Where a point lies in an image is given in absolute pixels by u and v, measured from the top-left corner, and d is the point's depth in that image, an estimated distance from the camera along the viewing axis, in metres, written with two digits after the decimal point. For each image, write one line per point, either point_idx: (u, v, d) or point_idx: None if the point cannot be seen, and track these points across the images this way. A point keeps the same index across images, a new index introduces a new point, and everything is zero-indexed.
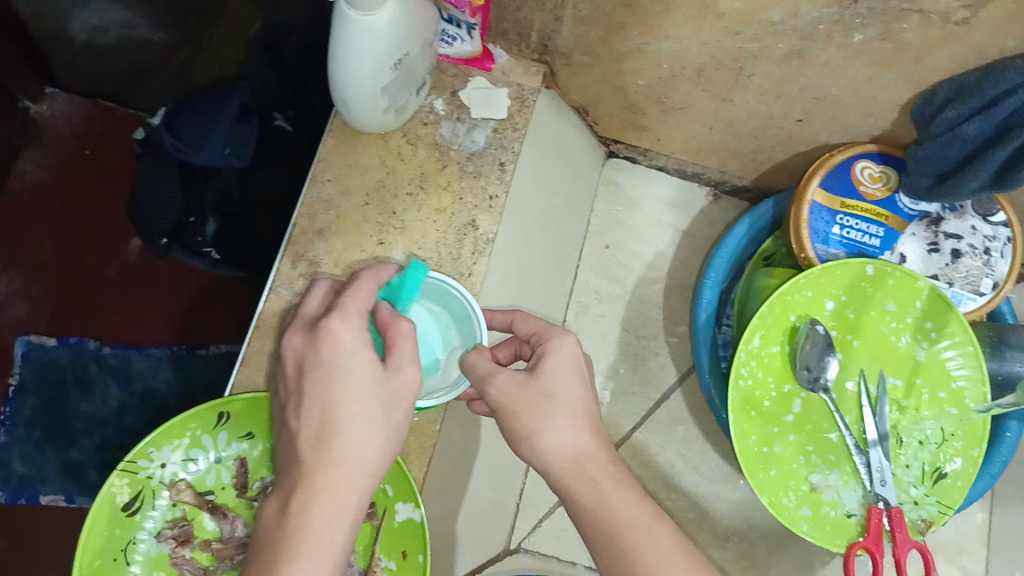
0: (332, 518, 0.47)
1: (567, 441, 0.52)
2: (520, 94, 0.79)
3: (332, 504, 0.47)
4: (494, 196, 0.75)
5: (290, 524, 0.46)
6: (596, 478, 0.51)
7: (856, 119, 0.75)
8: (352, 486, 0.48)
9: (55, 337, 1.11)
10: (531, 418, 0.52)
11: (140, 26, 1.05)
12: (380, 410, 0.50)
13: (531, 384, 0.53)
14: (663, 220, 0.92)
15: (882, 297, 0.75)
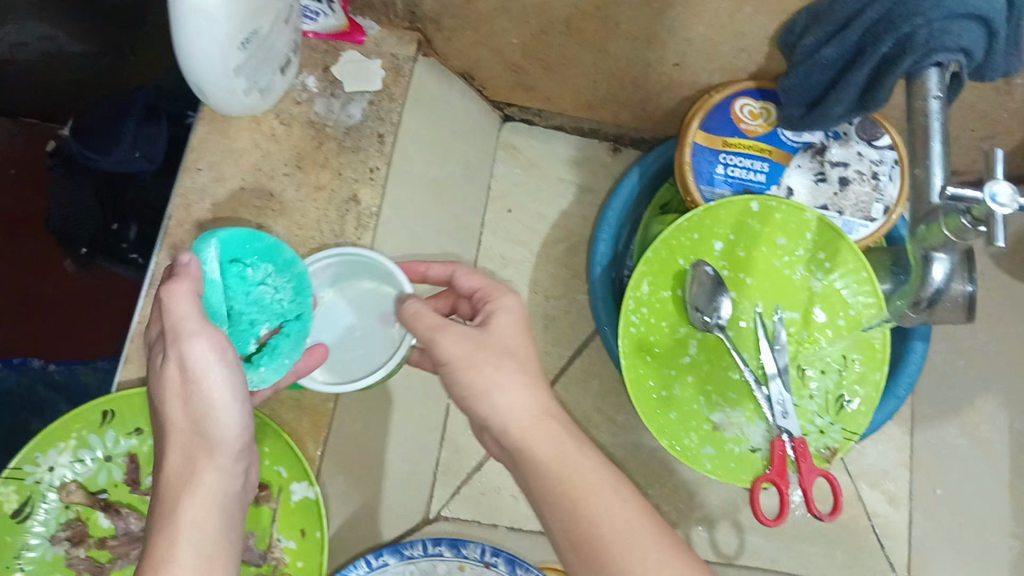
0: (175, 537, 0.47)
1: (519, 406, 0.52)
2: (394, 64, 0.77)
3: (178, 525, 0.48)
4: (375, 168, 0.75)
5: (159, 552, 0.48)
6: (557, 441, 0.51)
7: (729, 57, 0.74)
8: (191, 501, 0.49)
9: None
10: (490, 376, 0.52)
11: (58, 37, 0.91)
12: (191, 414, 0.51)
13: (483, 347, 0.53)
14: (565, 179, 0.92)
15: (771, 232, 0.75)
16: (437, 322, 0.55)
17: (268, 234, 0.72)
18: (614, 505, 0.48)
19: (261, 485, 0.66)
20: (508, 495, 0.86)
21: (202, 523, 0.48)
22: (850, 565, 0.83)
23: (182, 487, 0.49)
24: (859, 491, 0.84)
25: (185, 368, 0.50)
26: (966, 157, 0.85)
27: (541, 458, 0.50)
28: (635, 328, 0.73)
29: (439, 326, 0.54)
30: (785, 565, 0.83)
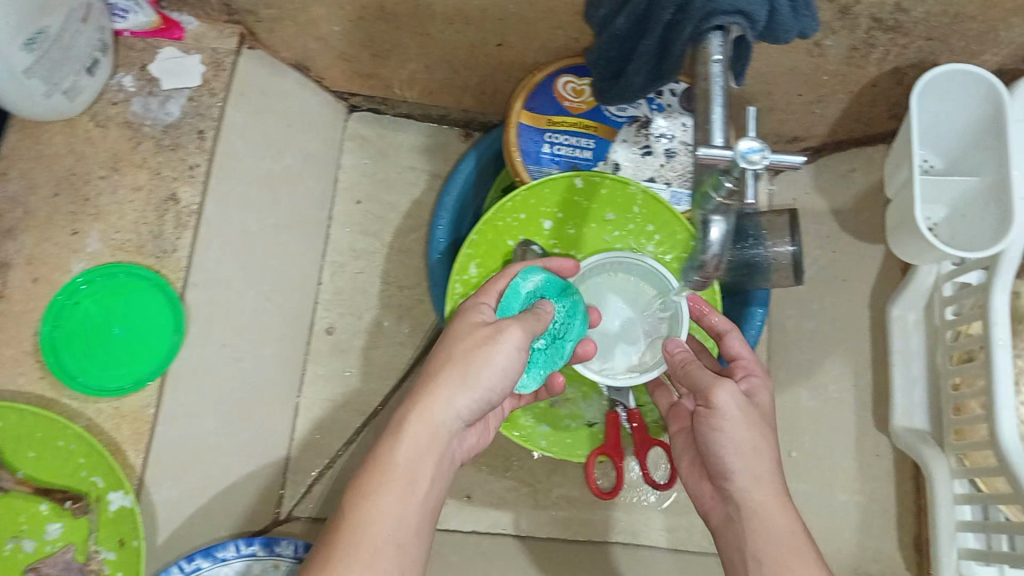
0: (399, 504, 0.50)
1: (761, 452, 0.57)
2: (214, 59, 0.76)
3: (391, 505, 0.50)
4: (195, 165, 0.74)
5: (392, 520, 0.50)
6: (771, 483, 0.56)
7: (549, 34, 0.73)
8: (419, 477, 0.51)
9: None
10: (751, 436, 0.57)
11: None
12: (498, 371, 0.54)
13: (748, 407, 0.58)
14: (417, 167, 0.90)
15: (599, 208, 0.76)
16: (707, 382, 0.60)
17: (83, 240, 0.71)
18: (781, 522, 0.54)
19: (76, 498, 0.65)
20: None
21: (384, 532, 0.49)
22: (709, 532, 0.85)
23: (430, 447, 0.52)
24: None
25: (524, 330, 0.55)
26: (803, 121, 0.85)
27: (765, 515, 0.54)
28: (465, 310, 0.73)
29: (716, 382, 0.59)
30: (647, 538, 0.84)
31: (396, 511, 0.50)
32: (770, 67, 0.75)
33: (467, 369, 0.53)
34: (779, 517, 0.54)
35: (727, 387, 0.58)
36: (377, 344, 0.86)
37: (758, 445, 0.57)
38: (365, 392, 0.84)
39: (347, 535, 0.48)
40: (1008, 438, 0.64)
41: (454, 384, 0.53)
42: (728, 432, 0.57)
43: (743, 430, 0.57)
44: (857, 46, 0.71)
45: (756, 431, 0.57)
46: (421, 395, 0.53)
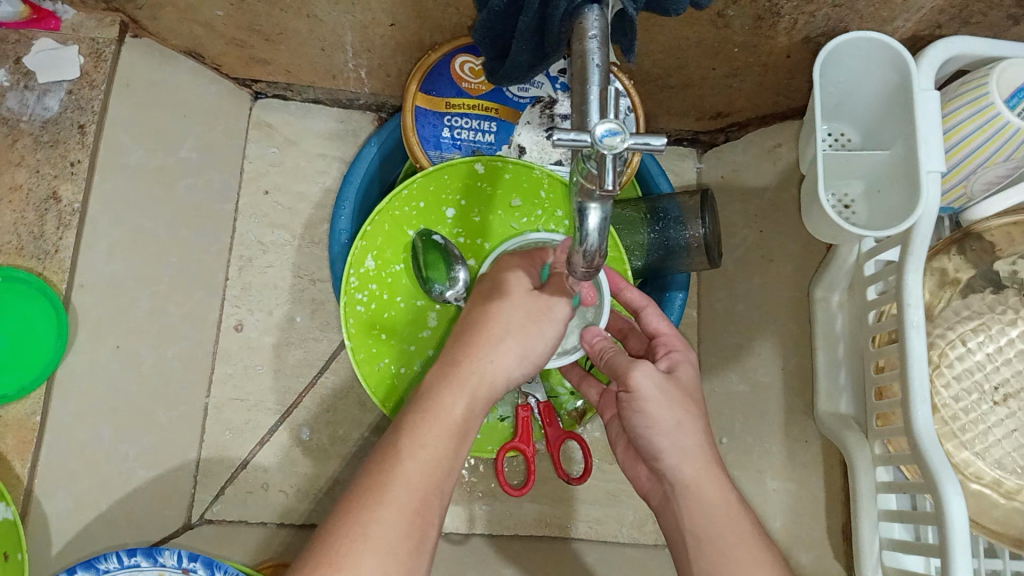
0: (417, 465, 0.47)
1: (687, 434, 0.53)
2: (94, 49, 0.73)
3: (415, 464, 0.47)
4: (75, 161, 0.71)
5: (408, 480, 0.47)
6: (703, 465, 0.53)
7: (439, 13, 0.70)
8: (448, 440, 0.49)
9: None
10: (676, 414, 0.54)
11: None
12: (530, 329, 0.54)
13: (672, 385, 0.55)
14: (327, 154, 0.87)
15: (503, 193, 0.72)
16: (624, 364, 0.57)
17: None
18: (716, 505, 0.51)
19: None
20: (277, 492, 0.78)
21: (422, 470, 0.47)
22: (641, 523, 0.82)
23: (462, 409, 0.50)
24: None
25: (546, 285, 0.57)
26: (722, 97, 0.82)
27: (699, 491, 0.52)
28: (362, 303, 0.69)
29: (632, 364, 0.56)
30: (574, 531, 0.82)
31: (437, 451, 0.48)
32: (675, 40, 0.72)
33: (513, 322, 0.54)
34: (717, 495, 0.51)
35: (645, 370, 0.55)
36: (289, 341, 0.82)
37: (683, 422, 0.54)
38: (277, 389, 0.81)
39: (387, 471, 0.47)
40: (920, 426, 0.56)
41: (496, 337, 0.53)
42: (651, 414, 0.54)
43: (667, 409, 0.54)
44: (763, 15, 0.66)
45: (678, 411, 0.54)
46: (470, 340, 0.54)
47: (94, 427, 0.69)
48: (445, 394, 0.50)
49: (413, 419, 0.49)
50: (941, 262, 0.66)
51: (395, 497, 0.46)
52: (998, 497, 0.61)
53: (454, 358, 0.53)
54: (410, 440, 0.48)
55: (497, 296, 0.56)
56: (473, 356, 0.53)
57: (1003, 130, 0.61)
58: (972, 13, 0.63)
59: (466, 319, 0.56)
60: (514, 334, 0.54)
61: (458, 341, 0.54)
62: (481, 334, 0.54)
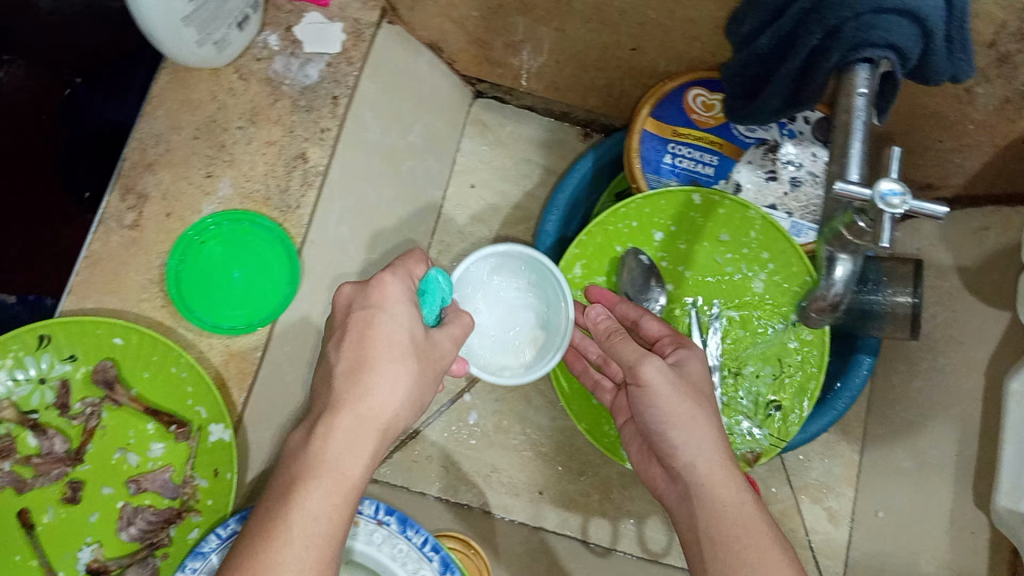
0: (292, 532, 0.46)
1: (707, 436, 0.54)
2: (356, 29, 0.78)
3: (303, 526, 0.47)
4: (326, 129, 0.76)
5: (291, 544, 0.46)
6: (717, 464, 0.53)
7: (685, 46, 0.73)
8: (335, 495, 0.48)
9: (15, 294, 0.93)
10: (691, 409, 0.55)
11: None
12: (392, 353, 0.51)
13: (685, 381, 0.57)
14: (532, 160, 0.92)
15: (713, 227, 0.74)
16: (633, 357, 0.59)
17: (215, 184, 0.74)
18: (732, 501, 0.51)
19: (181, 423, 0.70)
20: (440, 466, 0.85)
21: (313, 533, 0.47)
22: None
23: (337, 463, 0.49)
24: (801, 504, 0.89)
25: (380, 299, 0.53)
26: (937, 170, 0.82)
27: (712, 489, 0.52)
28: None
29: (642, 358, 0.58)
30: None
31: (326, 507, 0.48)
32: (910, 106, 0.73)
33: (395, 361, 0.51)
34: (736, 496, 0.52)
35: (655, 362, 0.57)
36: None
37: (697, 419, 0.55)
38: None
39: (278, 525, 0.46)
40: None
41: (389, 375, 0.51)
42: (664, 407, 0.56)
43: (681, 403, 0.55)
44: (1011, 100, 0.67)
45: (694, 405, 0.55)
46: (362, 378, 0.50)
47: (298, 370, 0.76)
48: (331, 444, 0.49)
49: (297, 472, 0.48)
50: None
51: (290, 563, 0.45)
52: None
53: (339, 403, 0.50)
54: (300, 500, 0.47)
55: (385, 324, 0.52)
56: (365, 398, 0.50)
57: None
58: None
59: (346, 342, 0.52)
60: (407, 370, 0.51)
61: (342, 377, 0.51)
62: (371, 375, 0.51)
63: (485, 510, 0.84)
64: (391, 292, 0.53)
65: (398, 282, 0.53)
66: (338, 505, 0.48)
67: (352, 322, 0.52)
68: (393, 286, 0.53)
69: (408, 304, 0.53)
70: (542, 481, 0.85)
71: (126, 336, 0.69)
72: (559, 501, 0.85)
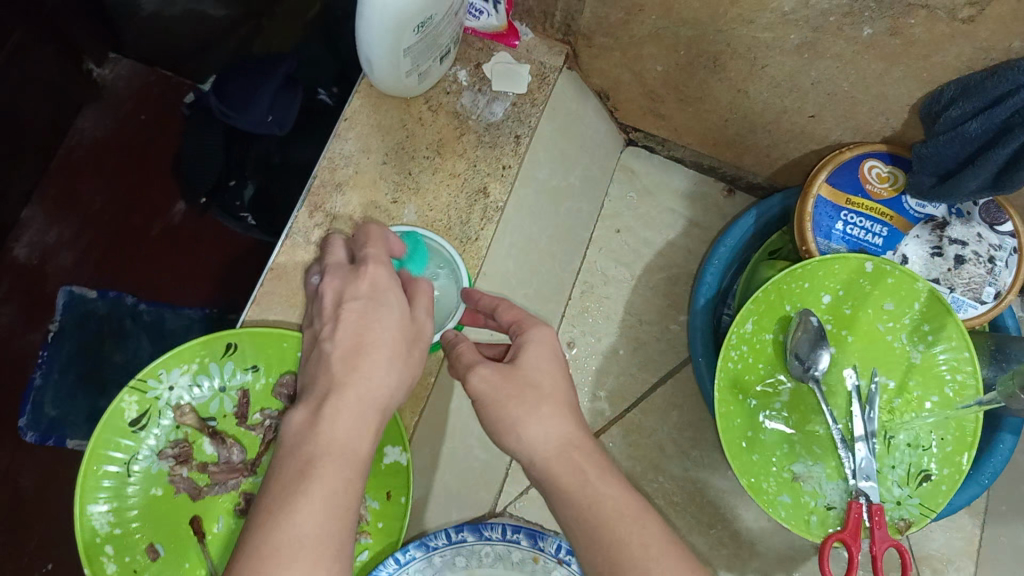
0: (306, 496, 0.49)
1: (548, 435, 0.54)
2: (541, 72, 0.81)
3: (317, 493, 0.49)
4: (507, 166, 0.78)
5: (305, 508, 0.49)
6: (583, 468, 0.53)
7: (868, 118, 0.76)
8: (343, 466, 0.52)
9: (96, 290, 1.16)
10: (513, 412, 0.55)
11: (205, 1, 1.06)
12: (394, 333, 0.59)
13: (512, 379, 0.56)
14: (676, 210, 0.94)
15: (880, 295, 0.75)
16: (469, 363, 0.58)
17: (401, 210, 0.76)
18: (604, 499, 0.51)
19: None
20: None
21: (334, 505, 0.50)
22: None
23: (342, 441, 0.53)
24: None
25: (372, 286, 0.60)
26: None
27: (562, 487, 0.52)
28: (732, 359, 0.73)
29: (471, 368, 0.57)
30: None
31: (341, 477, 0.51)
32: None
33: (377, 342, 0.58)
34: (610, 489, 0.52)
35: (483, 367, 0.57)
36: (610, 369, 0.89)
37: (530, 414, 0.55)
38: (591, 406, 0.87)
39: (300, 486, 0.50)
40: None
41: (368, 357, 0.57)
42: (495, 412, 0.56)
43: (511, 403, 0.55)
44: None
45: (520, 403, 0.55)
46: (357, 362, 0.57)
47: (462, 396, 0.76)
48: (336, 423, 0.54)
49: (310, 451, 0.52)
50: None
51: (306, 529, 0.48)
52: None
53: (344, 383, 0.55)
54: (317, 474, 0.50)
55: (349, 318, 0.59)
56: (365, 377, 0.56)
57: None
58: None
59: (344, 331, 0.58)
60: (391, 354, 0.58)
61: (342, 364, 0.57)
62: (368, 359, 0.57)
63: None
64: (377, 279, 0.61)
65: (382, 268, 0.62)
66: (352, 467, 0.52)
67: (352, 310, 0.59)
68: (378, 274, 0.61)
69: (393, 289, 0.61)
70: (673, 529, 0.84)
71: None
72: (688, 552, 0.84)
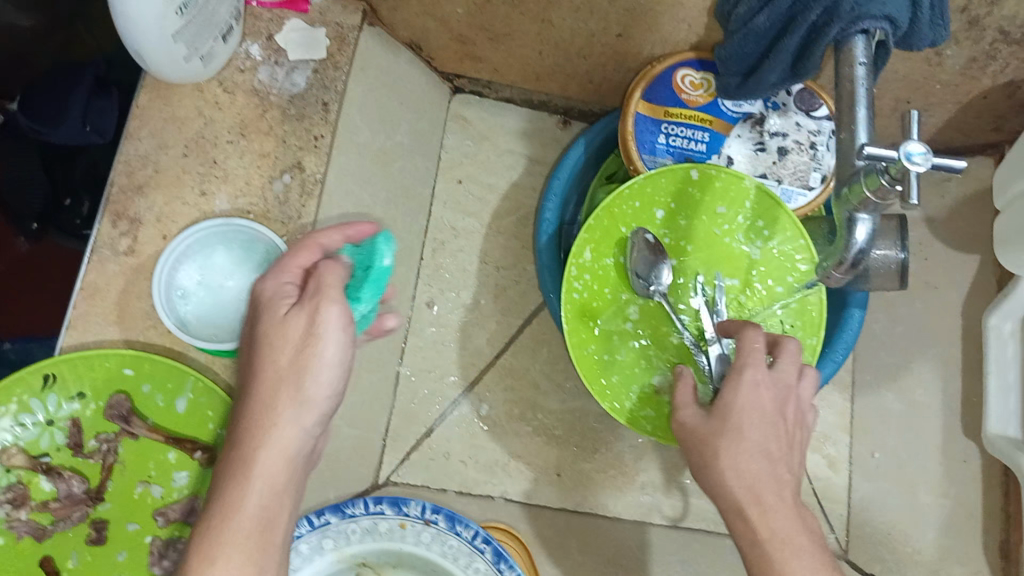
0: (245, 499, 0.51)
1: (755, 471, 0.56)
2: (339, 32, 0.78)
3: (251, 500, 0.52)
4: (319, 136, 0.75)
5: (230, 514, 0.51)
6: (759, 501, 0.55)
7: (671, 28, 0.76)
8: (277, 476, 0.53)
9: None
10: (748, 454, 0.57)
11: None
12: (308, 339, 0.55)
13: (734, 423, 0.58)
14: (515, 151, 0.92)
15: (711, 200, 0.76)
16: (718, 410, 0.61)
17: (211, 202, 0.72)
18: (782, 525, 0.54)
19: (206, 448, 0.66)
20: (458, 461, 0.83)
21: (263, 506, 0.52)
22: None
23: (262, 446, 0.53)
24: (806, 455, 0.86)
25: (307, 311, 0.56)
26: (903, 130, 0.87)
27: (747, 524, 0.55)
28: (576, 289, 0.74)
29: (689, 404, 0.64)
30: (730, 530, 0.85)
31: (263, 497, 0.52)
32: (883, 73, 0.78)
33: (269, 388, 0.54)
34: (784, 520, 0.54)
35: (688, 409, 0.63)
36: (473, 321, 0.87)
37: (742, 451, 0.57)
38: (461, 361, 0.86)
39: (239, 481, 0.52)
40: None
41: (266, 406, 0.54)
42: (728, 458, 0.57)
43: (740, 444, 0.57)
44: (977, 58, 0.73)
45: (722, 440, 0.58)
46: (255, 409, 0.54)
47: None
48: (277, 438, 0.53)
49: (242, 467, 0.52)
50: None
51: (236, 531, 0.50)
52: None
53: (273, 395, 0.54)
54: (246, 486, 0.52)
55: (249, 355, 0.56)
56: (301, 395, 0.54)
57: None
58: None
59: (274, 337, 0.55)
60: (285, 391, 0.54)
61: (252, 413, 0.54)
62: (310, 369, 0.55)
63: (506, 499, 0.82)
64: (328, 279, 0.56)
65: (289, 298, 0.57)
66: (271, 485, 0.53)
67: (264, 323, 0.56)
68: (330, 272, 0.56)
69: (295, 318, 0.56)
70: (560, 463, 0.85)
71: (137, 365, 0.66)
72: (578, 482, 0.85)
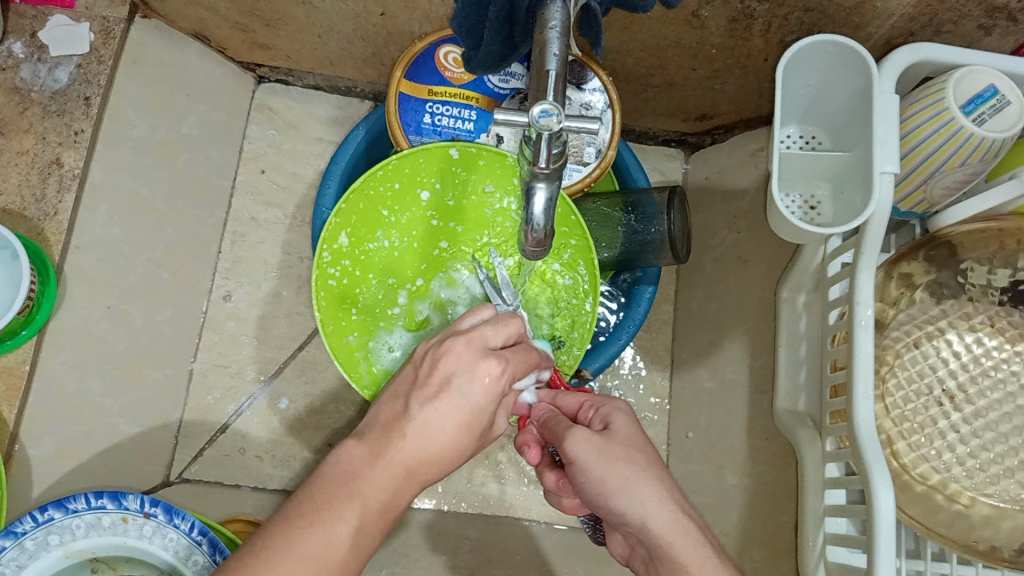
0: (333, 530, 0.43)
1: (655, 509, 0.50)
2: (104, 27, 0.77)
3: (340, 540, 0.43)
4: (79, 131, 0.75)
5: (311, 540, 0.42)
6: (682, 547, 0.48)
7: (428, 4, 0.72)
8: (388, 511, 0.46)
9: None
10: (622, 471, 0.52)
11: None
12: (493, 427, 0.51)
13: (611, 441, 0.53)
14: (324, 138, 0.91)
15: (478, 177, 0.74)
16: (561, 432, 0.56)
17: None
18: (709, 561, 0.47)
19: None
20: (253, 456, 0.85)
21: (365, 532, 0.45)
22: None
23: (374, 483, 0.45)
24: None
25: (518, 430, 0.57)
26: (705, 98, 0.84)
27: (675, 552, 0.48)
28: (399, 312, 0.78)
29: (568, 431, 0.55)
30: (538, 514, 0.87)
31: (401, 487, 0.46)
32: (656, 39, 0.75)
33: (470, 427, 0.49)
34: (696, 553, 0.48)
35: (577, 435, 0.54)
36: (274, 314, 0.88)
37: (634, 477, 0.51)
38: (259, 357, 0.87)
39: (349, 503, 0.44)
40: (860, 425, 0.58)
41: (468, 445, 0.49)
42: (597, 476, 0.52)
43: (612, 467, 0.52)
44: (737, 18, 0.69)
45: (616, 474, 0.52)
46: (427, 426, 0.47)
47: (83, 378, 0.75)
48: (429, 464, 0.48)
49: (354, 488, 0.45)
50: (904, 267, 0.65)
51: (324, 557, 0.43)
52: (942, 500, 0.60)
53: (436, 430, 0.47)
54: (350, 511, 0.44)
55: (459, 400, 0.48)
56: (476, 437, 0.50)
57: (960, 135, 0.61)
58: (942, 21, 0.64)
59: (462, 385, 0.48)
60: (470, 443, 0.49)
61: (405, 427, 0.47)
62: (480, 429, 0.50)
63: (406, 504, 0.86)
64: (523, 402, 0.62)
65: (498, 368, 0.49)
66: (374, 518, 0.45)
67: (446, 375, 0.49)
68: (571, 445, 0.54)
69: (492, 382, 0.49)
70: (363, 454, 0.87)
71: None
72: None
